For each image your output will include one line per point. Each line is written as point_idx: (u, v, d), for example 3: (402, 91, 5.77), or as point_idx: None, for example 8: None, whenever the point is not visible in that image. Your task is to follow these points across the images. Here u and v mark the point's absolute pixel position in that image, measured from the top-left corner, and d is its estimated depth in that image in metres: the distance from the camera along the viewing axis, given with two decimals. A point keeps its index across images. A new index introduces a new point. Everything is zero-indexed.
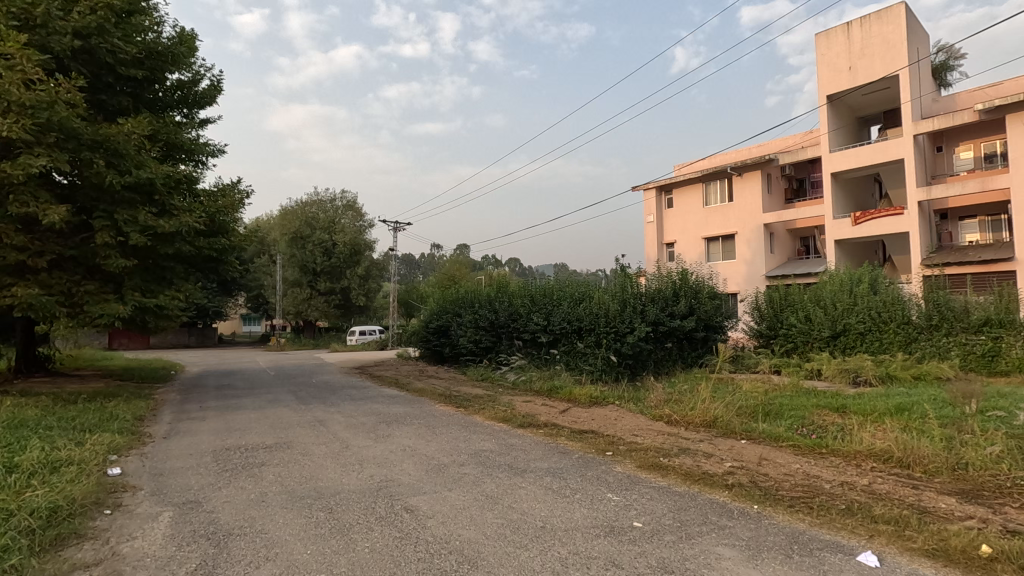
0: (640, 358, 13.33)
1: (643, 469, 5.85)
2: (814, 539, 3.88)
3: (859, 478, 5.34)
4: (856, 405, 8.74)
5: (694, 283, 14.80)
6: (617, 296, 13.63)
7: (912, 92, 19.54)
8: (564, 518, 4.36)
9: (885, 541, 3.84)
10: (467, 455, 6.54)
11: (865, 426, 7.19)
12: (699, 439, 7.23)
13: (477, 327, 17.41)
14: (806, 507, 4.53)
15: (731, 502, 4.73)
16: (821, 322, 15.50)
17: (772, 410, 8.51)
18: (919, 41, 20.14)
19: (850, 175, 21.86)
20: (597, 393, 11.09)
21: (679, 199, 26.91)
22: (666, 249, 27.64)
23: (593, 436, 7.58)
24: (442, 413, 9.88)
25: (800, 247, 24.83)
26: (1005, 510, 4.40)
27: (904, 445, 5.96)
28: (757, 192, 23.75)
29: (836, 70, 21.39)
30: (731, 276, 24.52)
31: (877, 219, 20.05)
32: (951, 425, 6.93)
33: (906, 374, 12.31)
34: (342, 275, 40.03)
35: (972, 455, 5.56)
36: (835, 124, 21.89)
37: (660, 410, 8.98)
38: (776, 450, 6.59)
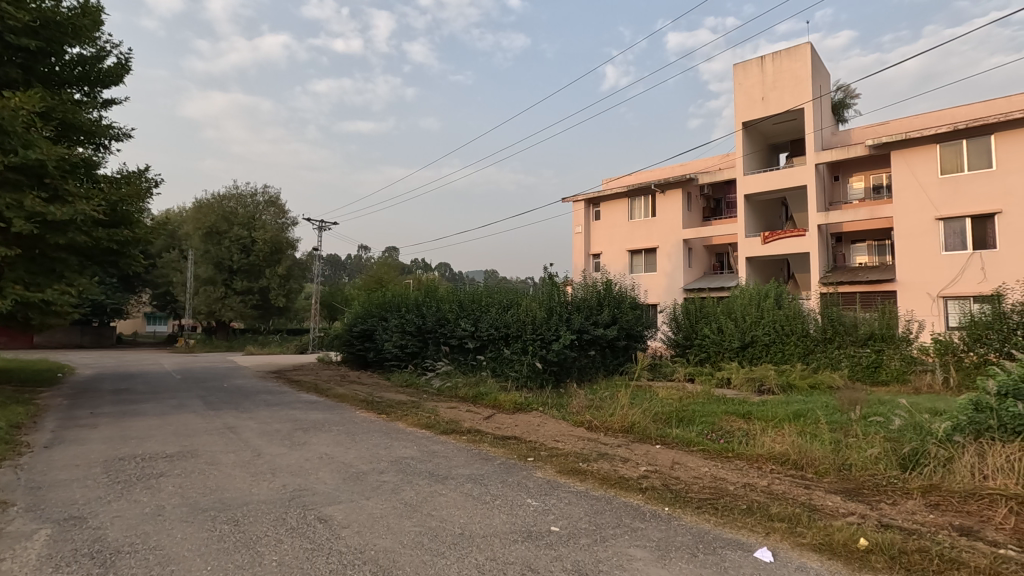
0: (565, 365, 13.54)
1: (563, 473, 5.98)
2: (718, 538, 4.11)
3: (759, 479, 5.75)
4: (759, 412, 9.35)
5: (618, 294, 15.42)
6: (544, 304, 13.87)
7: (816, 125, 21.36)
8: (483, 525, 4.36)
9: (780, 537, 4.14)
10: (387, 463, 6.38)
11: (766, 431, 7.72)
12: (616, 445, 7.49)
13: (403, 332, 17.09)
14: (712, 508, 4.80)
15: (644, 504, 4.94)
16: (731, 334, 16.54)
17: (685, 416, 8.96)
18: (822, 79, 22.11)
19: (761, 197, 23.54)
20: (521, 400, 11.19)
21: (607, 212, 27.90)
22: (593, 260, 28.46)
23: (515, 442, 7.64)
24: (364, 419, 9.59)
25: (715, 263, 26.36)
26: (880, 507, 4.88)
27: (799, 449, 6.48)
28: (678, 209, 25.03)
29: (751, 100, 23.02)
30: (653, 288, 25.63)
31: (783, 239, 21.71)
32: (839, 429, 7.63)
33: (803, 384, 13.38)
34: (261, 274, 37.99)
35: (855, 457, 6.12)
36: (749, 148, 23.51)
37: (581, 416, 9.25)
38: (687, 454, 6.96)
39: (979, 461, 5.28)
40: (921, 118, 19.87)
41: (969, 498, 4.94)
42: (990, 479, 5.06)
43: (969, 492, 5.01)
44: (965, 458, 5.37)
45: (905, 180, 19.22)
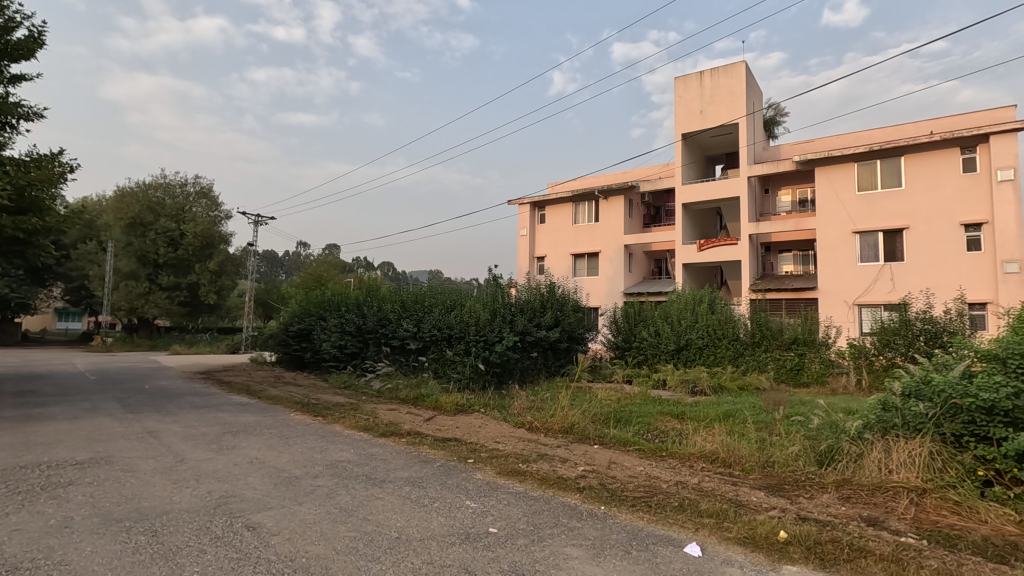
0: (507, 367, 13.57)
1: (502, 474, 6.00)
2: (650, 535, 4.25)
3: (691, 477, 5.99)
4: (692, 413, 9.74)
5: (561, 297, 15.65)
6: (488, 306, 13.88)
7: (749, 139, 22.50)
8: (420, 528, 4.30)
9: (708, 532, 4.32)
10: (322, 467, 6.17)
11: (698, 430, 8.05)
12: (556, 445, 7.60)
13: (342, 332, 16.60)
14: (646, 506, 4.95)
15: (581, 503, 5.03)
16: (667, 337, 17.14)
17: (622, 417, 9.20)
18: (755, 97, 23.35)
19: (697, 206, 24.56)
20: (463, 401, 11.15)
21: (551, 215, 28.28)
22: (537, 263, 28.75)
23: (456, 444, 7.59)
24: (298, 422, 9.25)
25: (654, 268, 27.25)
26: (799, 500, 5.20)
27: (727, 448, 6.80)
28: (620, 215, 25.71)
29: (690, 112, 23.98)
30: (595, 291, 26.18)
31: (717, 247, 22.74)
32: (764, 428, 8.07)
33: (733, 385, 14.06)
34: (190, 269, 35.91)
35: (778, 454, 6.49)
36: (688, 159, 24.48)
37: (522, 417, 9.31)
38: (624, 454, 7.14)
39: (885, 456, 5.70)
40: (842, 138, 21.32)
41: (876, 490, 5.35)
42: (895, 473, 5.48)
43: (876, 485, 5.43)
44: (873, 454, 5.79)
45: (827, 195, 20.56)
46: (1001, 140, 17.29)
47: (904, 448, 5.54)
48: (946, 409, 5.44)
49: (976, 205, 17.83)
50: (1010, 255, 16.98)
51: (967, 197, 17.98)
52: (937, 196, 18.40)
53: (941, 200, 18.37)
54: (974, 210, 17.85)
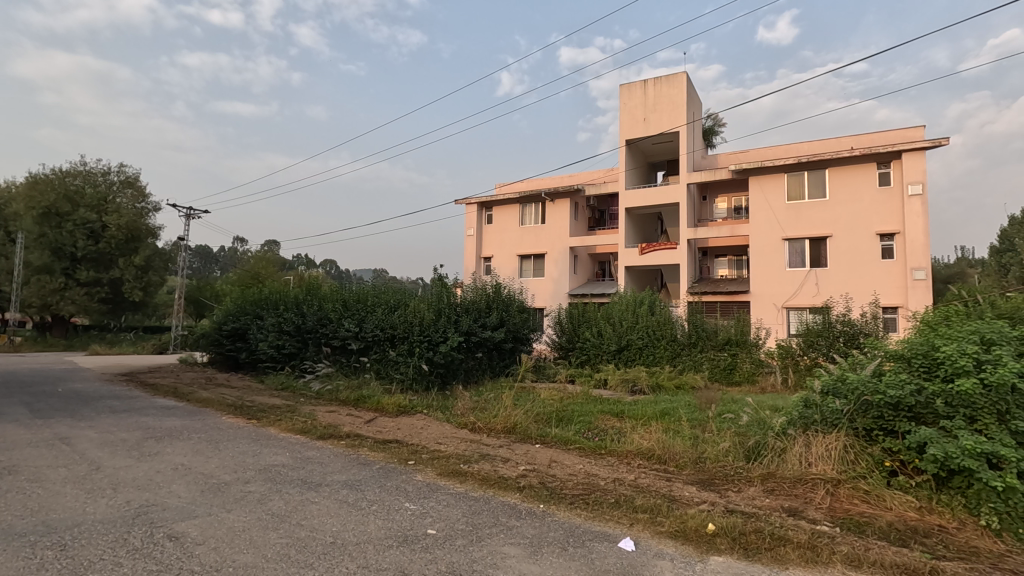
0: (452, 367, 13.48)
1: (443, 476, 5.95)
2: (587, 531, 4.34)
3: (628, 474, 6.16)
4: (631, 411, 10.04)
5: (506, 297, 15.76)
6: (432, 305, 13.76)
7: (689, 147, 23.37)
8: (357, 532, 4.21)
9: (642, 527, 4.46)
10: (254, 471, 5.93)
11: (637, 428, 8.28)
12: (498, 445, 7.62)
13: (280, 331, 15.96)
14: (584, 502, 5.06)
15: (520, 502, 5.07)
16: (609, 338, 17.56)
17: (565, 416, 9.35)
18: (695, 107, 24.27)
19: (640, 211, 25.27)
20: (406, 402, 11.02)
21: (498, 216, 28.39)
22: (483, 263, 28.75)
23: (397, 445, 7.49)
24: (230, 426, 8.83)
25: (598, 270, 27.82)
26: (727, 494, 5.45)
27: (663, 445, 7.05)
28: (566, 218, 26.14)
29: (634, 119, 24.66)
30: (540, 292, 26.46)
31: (658, 251, 23.48)
32: (698, 425, 8.41)
33: (670, 385, 14.57)
34: (112, 264, 33.58)
35: (710, 450, 6.79)
36: (631, 164, 25.13)
37: (465, 418, 9.30)
38: (564, 452, 7.27)
39: (805, 450, 6.08)
40: (774, 149, 22.49)
41: (798, 482, 5.71)
42: (813, 466, 5.85)
43: (798, 478, 5.79)
44: (795, 448, 6.16)
45: (760, 203, 21.63)
46: (913, 157, 18.75)
47: (822, 443, 5.92)
48: (859, 405, 5.83)
49: (890, 217, 19.28)
50: (918, 263, 18.48)
51: (882, 209, 19.41)
52: (857, 207, 19.78)
53: (861, 211, 19.73)
54: (888, 221, 19.29)
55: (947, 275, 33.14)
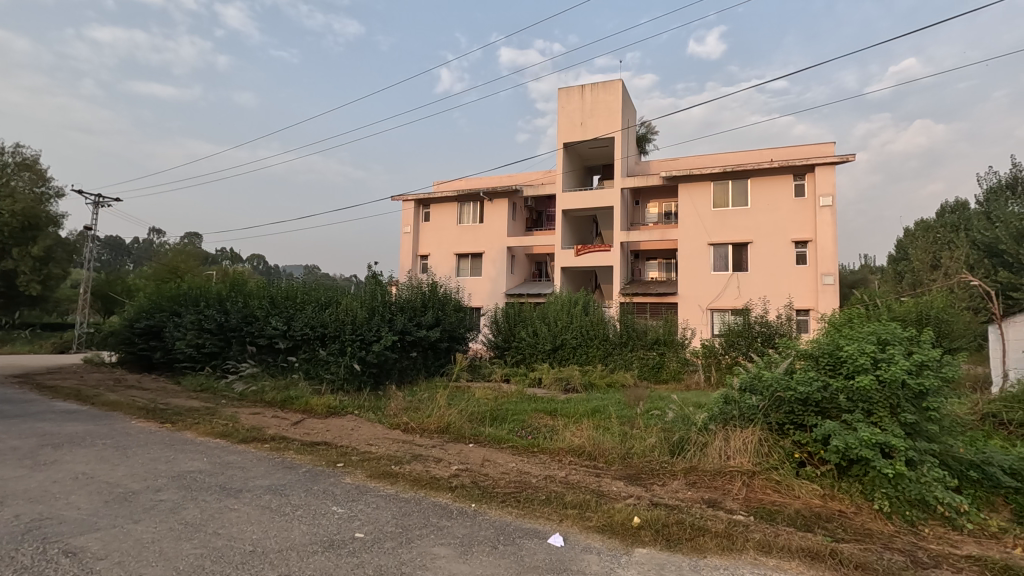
0: (385, 367, 13.23)
1: (374, 478, 5.82)
2: (517, 529, 4.37)
3: (559, 470, 6.27)
4: (563, 409, 10.23)
5: (442, 296, 15.64)
6: (365, 303, 13.42)
7: (623, 153, 24.09)
8: (279, 538, 4.04)
9: (571, 523, 4.55)
10: (167, 479, 5.55)
11: (569, 426, 8.42)
12: (431, 446, 7.54)
13: (200, 329, 14.98)
14: (515, 501, 5.09)
15: (452, 502, 5.03)
16: (544, 337, 17.78)
17: (499, 415, 9.41)
18: (630, 115, 25.08)
19: (576, 213, 25.78)
20: (336, 403, 10.67)
21: (436, 214, 28.08)
22: (419, 261, 28.33)
23: (325, 448, 7.23)
24: (140, 431, 8.19)
25: (535, 271, 28.12)
26: (652, 488, 5.67)
27: (593, 442, 7.23)
28: (503, 218, 26.26)
29: (571, 123, 25.13)
30: (477, 291, 26.43)
31: (593, 252, 24.01)
32: (628, 422, 8.70)
33: (601, 383, 14.97)
34: (4, 254, 30.36)
35: (637, 445, 7.03)
36: (568, 167, 25.59)
37: (398, 418, 9.12)
38: (497, 451, 7.31)
39: (724, 443, 6.39)
40: (701, 158, 23.60)
41: (717, 475, 6.01)
42: (731, 458, 6.16)
43: (717, 471, 6.09)
44: (715, 442, 6.46)
45: (689, 209, 22.63)
46: (824, 171, 20.26)
47: (739, 437, 6.25)
48: (772, 401, 6.22)
49: (803, 225, 20.73)
50: (827, 269, 19.99)
51: (797, 218, 20.85)
52: (775, 216, 21.11)
53: (778, 219, 21.09)
54: (802, 229, 20.74)
55: (852, 281, 36.07)
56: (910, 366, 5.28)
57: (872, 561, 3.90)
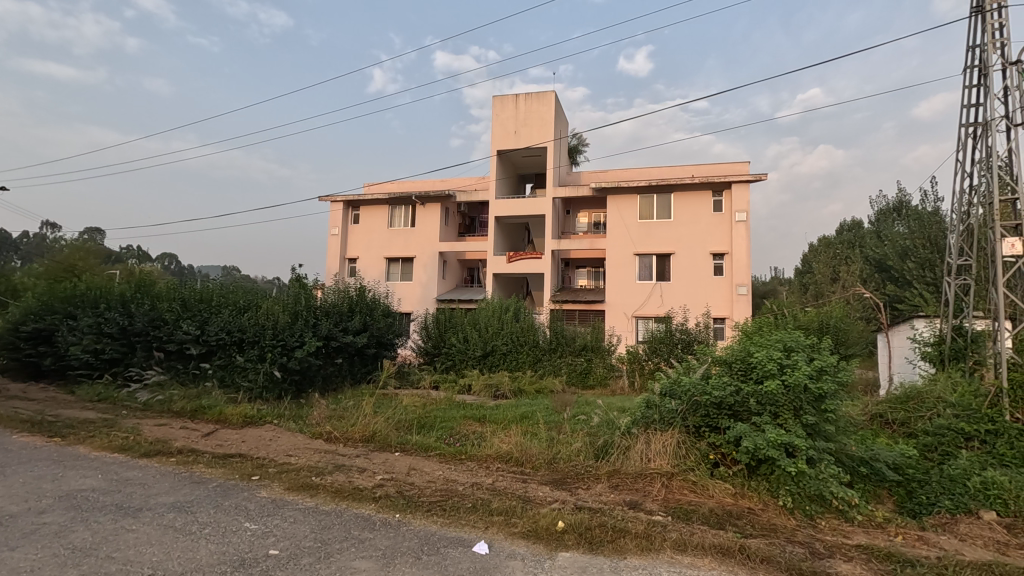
0: (308, 375, 12.71)
1: (292, 491, 5.54)
2: (442, 538, 4.31)
3: (486, 477, 6.26)
4: (492, 415, 10.24)
5: (370, 300, 15.31)
6: (288, 308, 12.85)
7: (555, 163, 24.60)
8: (183, 560, 3.75)
9: (496, 530, 4.55)
10: (52, 499, 5.02)
11: (497, 433, 8.43)
12: (355, 455, 7.31)
13: (98, 333, 13.69)
14: (440, 509, 5.02)
15: (375, 514, 4.88)
16: (475, 343, 17.73)
17: (427, 422, 9.28)
18: (562, 126, 25.67)
19: (508, 220, 25.98)
20: (253, 412, 10.11)
21: (366, 217, 27.37)
22: (347, 264, 27.48)
23: (239, 460, 6.81)
24: (23, 446, 7.36)
25: (466, 277, 28.06)
26: (577, 492, 5.78)
27: (521, 448, 7.28)
28: (436, 223, 26.02)
29: (505, 130, 25.35)
30: (407, 297, 25.99)
31: (524, 260, 24.26)
32: (555, 427, 8.84)
33: (530, 389, 15.12)
34: None
35: (563, 450, 7.15)
36: (501, 174, 25.76)
37: (321, 427, 8.77)
38: (424, 459, 7.18)
39: (645, 447, 6.61)
40: (629, 171, 24.52)
41: (638, 477, 6.21)
42: (652, 461, 6.38)
43: (639, 473, 6.29)
44: (637, 445, 6.67)
45: (617, 219, 23.41)
46: (740, 188, 21.63)
47: (659, 440, 6.49)
48: (690, 405, 6.52)
49: (721, 238, 22.01)
50: (741, 280, 21.33)
51: (715, 232, 22.11)
52: (695, 229, 22.28)
53: (698, 232, 22.27)
54: (719, 242, 22.01)
55: (763, 292, 38.67)
56: (811, 371, 5.71)
57: (775, 554, 4.17)
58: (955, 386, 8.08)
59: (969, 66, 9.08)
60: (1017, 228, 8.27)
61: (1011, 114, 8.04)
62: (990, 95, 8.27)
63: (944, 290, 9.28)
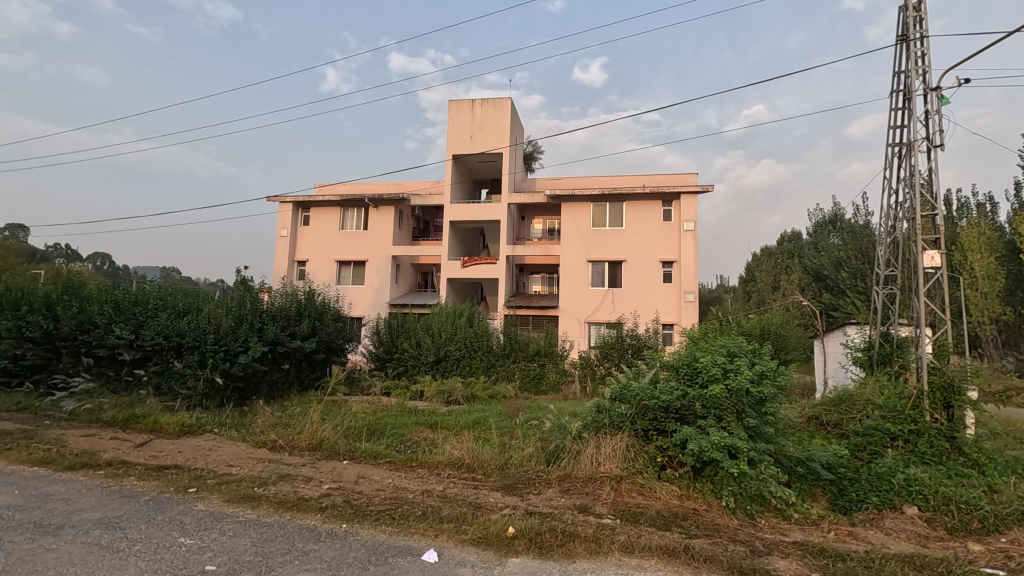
0: (252, 381, 12.27)
1: (232, 502, 5.30)
2: (390, 548, 4.23)
3: (437, 484, 6.19)
4: (444, 421, 10.14)
5: (319, 305, 14.96)
6: (232, 311, 12.34)
7: (510, 169, 24.72)
8: None
9: (446, 537, 4.50)
10: None
11: (449, 439, 8.36)
12: (301, 464, 7.08)
13: (18, 337, 12.69)
14: (389, 518, 4.93)
15: (321, 524, 4.73)
16: (428, 349, 17.53)
17: (377, 429, 9.11)
18: (517, 132, 25.86)
19: (463, 225, 25.89)
20: (192, 421, 9.62)
21: (316, 218, 26.66)
22: (296, 267, 26.67)
23: (175, 472, 6.46)
24: None
25: (420, 281, 27.77)
26: (529, 497, 5.80)
27: (472, 454, 7.24)
28: (389, 226, 25.64)
29: (461, 135, 25.28)
30: (358, 301, 25.46)
31: (478, 265, 24.22)
32: (507, 432, 8.85)
33: (483, 394, 15.07)
34: None
35: (515, 456, 7.16)
36: (457, 179, 25.66)
37: (265, 436, 8.44)
38: (373, 467, 7.02)
39: (595, 451, 6.69)
40: (582, 179, 24.92)
41: (589, 481, 6.29)
42: (601, 464, 6.48)
43: (589, 477, 6.37)
44: (587, 449, 6.76)
45: (570, 226, 23.73)
46: (688, 199, 22.37)
47: (609, 444, 6.60)
48: (638, 409, 6.66)
49: (670, 247, 22.68)
50: (689, 287, 22.03)
51: (665, 241, 22.76)
52: (646, 237, 22.88)
53: (648, 240, 22.87)
54: (669, 251, 22.67)
55: (709, 299, 40.08)
56: (752, 376, 5.95)
57: (718, 553, 4.30)
58: (882, 389, 8.58)
59: (896, 90, 9.73)
60: (936, 241, 8.90)
61: (931, 136, 8.66)
62: (913, 118, 8.89)
63: (874, 298, 9.88)
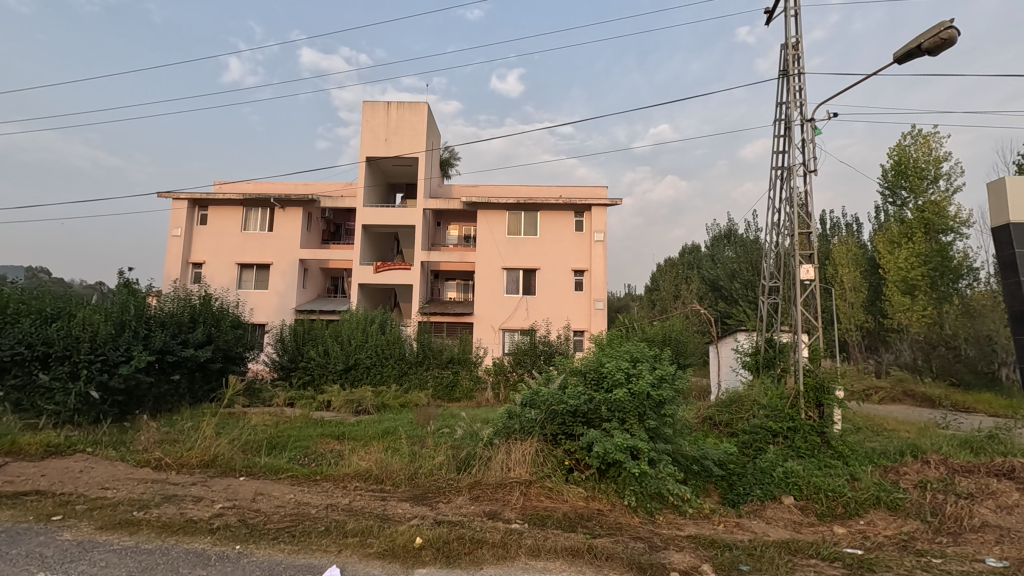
0: (135, 394, 11.21)
1: (106, 529, 4.79)
2: (288, 567, 4.01)
3: (342, 498, 5.95)
4: (352, 432, 9.81)
5: (216, 311, 13.99)
6: (112, 317, 11.18)
7: (426, 174, 24.48)
8: None
9: (350, 552, 4.34)
10: None
11: (357, 450, 8.08)
12: (191, 483, 6.53)
13: None
14: (289, 536, 4.68)
15: (211, 548, 4.39)
16: (336, 357, 16.88)
17: (279, 442, 8.64)
18: (433, 137, 25.69)
19: (376, 229, 25.21)
20: (59, 440, 8.59)
21: (214, 218, 24.83)
22: (190, 269, 24.64)
23: (36, 499, 5.72)
24: None
25: (329, 286, 26.70)
26: (438, 506, 5.74)
27: (381, 464, 7.06)
28: (297, 228, 24.45)
29: (375, 137, 24.68)
30: (261, 306, 23.98)
31: (391, 270, 23.66)
32: (419, 441, 8.73)
33: (394, 403, 14.75)
34: None
35: (426, 464, 7.04)
36: (370, 181, 24.98)
37: (148, 454, 7.70)
38: (273, 483, 6.63)
39: (506, 456, 6.73)
40: (498, 188, 25.21)
41: (499, 487, 6.32)
42: (512, 470, 6.53)
43: (499, 483, 6.40)
44: (498, 455, 6.78)
45: (486, 233, 23.88)
46: (598, 210, 23.33)
47: (519, 449, 6.67)
48: (548, 414, 6.82)
49: (581, 256, 23.49)
50: (598, 295, 22.93)
51: (576, 250, 23.56)
52: (558, 246, 23.54)
53: (561, 249, 23.56)
54: (580, 260, 23.48)
55: (617, 306, 42.01)
56: (653, 380, 6.30)
57: (619, 552, 4.49)
58: (765, 391, 9.37)
59: (778, 120, 10.76)
60: (811, 257, 9.91)
61: (807, 162, 9.65)
62: (792, 145, 9.86)
63: (760, 307, 10.81)
